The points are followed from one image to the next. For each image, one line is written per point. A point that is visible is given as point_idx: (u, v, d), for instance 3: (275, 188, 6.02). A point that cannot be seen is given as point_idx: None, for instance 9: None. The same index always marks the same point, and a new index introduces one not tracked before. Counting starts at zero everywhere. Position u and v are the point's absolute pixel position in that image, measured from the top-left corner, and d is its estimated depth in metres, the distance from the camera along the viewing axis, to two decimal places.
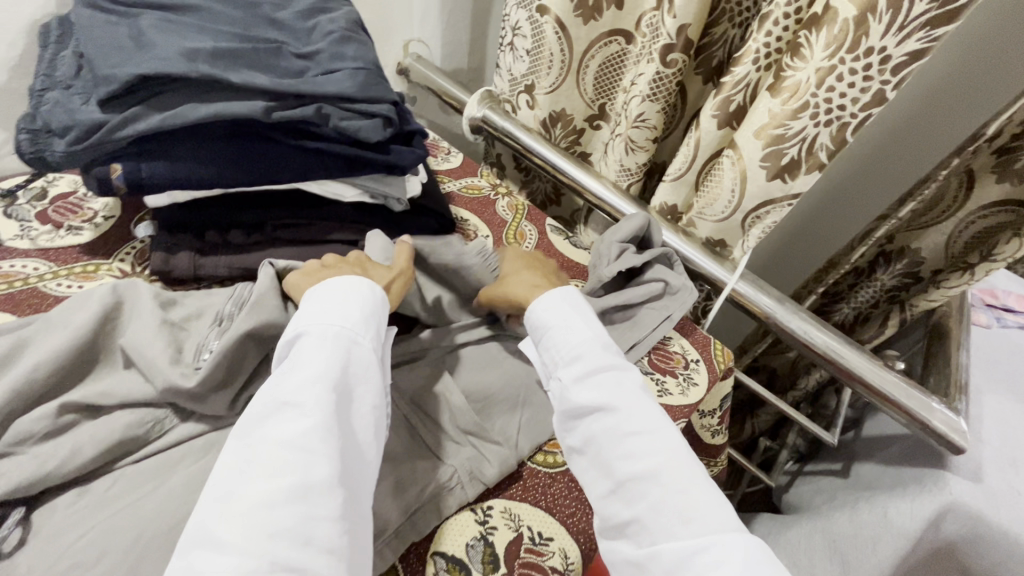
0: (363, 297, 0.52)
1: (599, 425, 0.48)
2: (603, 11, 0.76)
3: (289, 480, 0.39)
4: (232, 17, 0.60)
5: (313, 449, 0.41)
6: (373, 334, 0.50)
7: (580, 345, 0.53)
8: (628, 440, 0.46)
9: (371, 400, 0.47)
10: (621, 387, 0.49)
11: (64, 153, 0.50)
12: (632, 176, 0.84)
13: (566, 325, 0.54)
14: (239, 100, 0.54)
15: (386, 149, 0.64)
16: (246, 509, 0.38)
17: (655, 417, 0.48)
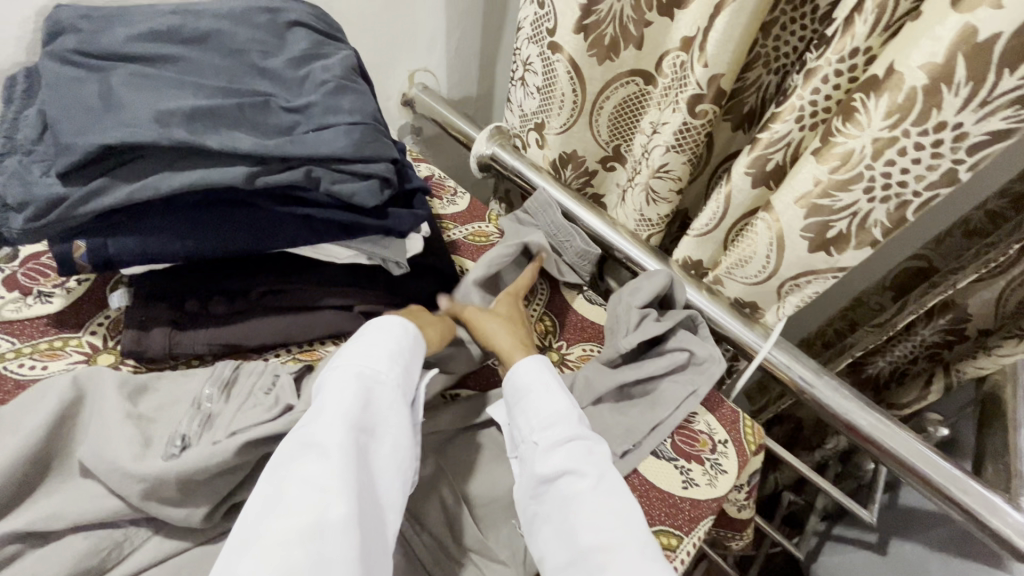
0: (397, 339, 0.51)
1: (563, 494, 0.44)
2: (621, 51, 0.69)
3: (307, 513, 0.36)
4: (216, 66, 0.54)
5: (332, 485, 0.38)
6: (398, 370, 0.49)
7: (552, 413, 0.49)
8: (586, 510, 0.43)
9: (392, 436, 0.44)
10: (588, 461, 0.46)
11: (21, 231, 0.45)
12: (653, 227, 0.77)
13: (532, 397, 0.51)
14: (217, 167, 0.48)
15: (383, 213, 0.58)
16: (266, 547, 0.35)
17: (623, 495, 0.44)
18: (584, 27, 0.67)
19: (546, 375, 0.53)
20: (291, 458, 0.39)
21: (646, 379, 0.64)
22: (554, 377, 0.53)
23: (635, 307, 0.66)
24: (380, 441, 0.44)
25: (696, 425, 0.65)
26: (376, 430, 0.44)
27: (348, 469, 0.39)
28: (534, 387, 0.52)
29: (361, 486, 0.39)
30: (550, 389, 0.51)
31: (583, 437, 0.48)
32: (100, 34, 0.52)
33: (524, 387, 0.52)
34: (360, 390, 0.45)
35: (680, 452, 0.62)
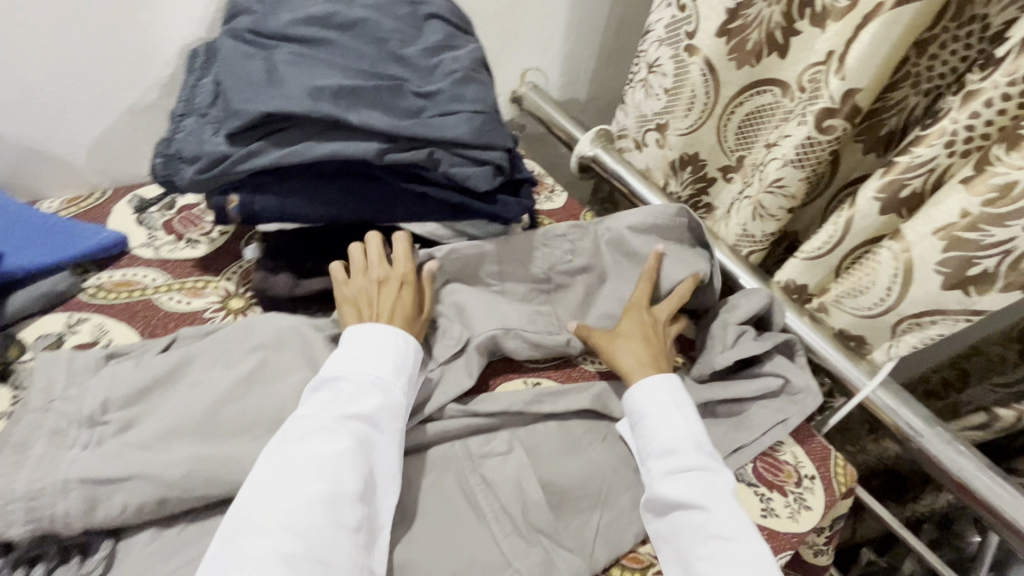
0: (397, 346, 0.51)
1: (686, 521, 0.47)
2: (763, 57, 0.69)
3: (329, 492, 0.41)
4: (360, 51, 0.59)
5: (343, 465, 0.43)
6: (406, 380, 0.50)
7: (674, 441, 0.51)
8: (714, 542, 0.46)
9: (398, 438, 0.48)
10: (711, 488, 0.48)
11: (190, 179, 0.52)
12: (756, 244, 0.75)
13: (658, 421, 0.52)
14: (356, 141, 0.53)
15: (492, 199, 0.61)
16: (284, 506, 0.40)
17: (745, 524, 0.47)
18: (727, 31, 0.68)
19: (681, 401, 0.54)
20: (304, 443, 0.44)
21: (734, 399, 0.62)
22: (688, 406, 0.54)
23: (733, 323, 0.63)
24: (391, 445, 0.47)
25: (782, 455, 0.61)
26: (388, 430, 0.47)
27: (357, 454, 0.44)
28: (661, 410, 0.53)
29: (368, 479, 0.44)
30: (679, 415, 0.52)
31: (708, 466, 0.50)
32: (270, 17, 0.58)
33: (644, 413, 0.53)
34: (374, 394, 0.47)
35: (763, 480, 0.59)
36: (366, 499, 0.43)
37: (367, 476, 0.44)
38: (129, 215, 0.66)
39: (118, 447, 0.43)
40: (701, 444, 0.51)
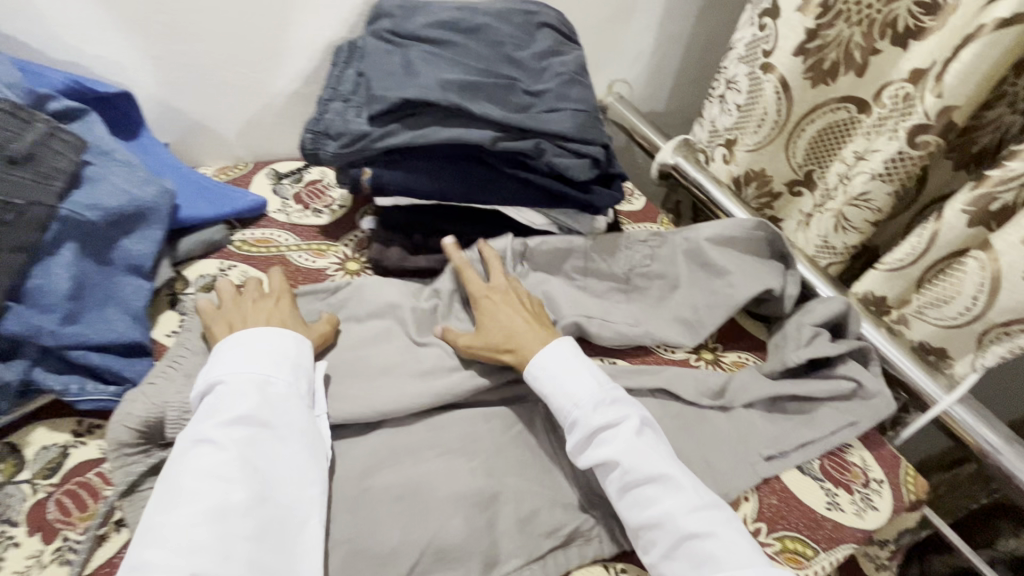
0: (281, 345, 0.49)
1: (615, 480, 0.48)
2: (839, 76, 0.72)
3: (220, 501, 0.39)
4: (480, 53, 0.67)
5: (229, 476, 0.41)
6: (291, 369, 0.48)
7: (581, 401, 0.51)
8: (644, 489, 0.47)
9: (297, 431, 0.46)
10: (620, 442, 0.49)
11: (332, 153, 0.61)
12: (836, 255, 0.77)
13: (556, 391, 0.52)
14: (475, 129, 0.61)
15: (587, 189, 0.67)
16: (167, 530, 0.38)
17: (660, 463, 0.48)
18: (805, 51, 0.72)
19: (572, 363, 0.54)
20: (185, 459, 0.42)
21: (804, 399, 0.64)
22: (580, 365, 0.54)
23: (808, 323, 0.66)
24: (290, 438, 0.45)
25: (849, 457, 0.62)
26: (280, 425, 0.45)
27: (243, 463, 0.42)
28: (564, 371, 0.53)
29: (265, 479, 0.42)
30: (575, 378, 0.53)
31: (614, 420, 0.50)
32: (407, 21, 0.67)
33: (546, 378, 0.53)
34: (256, 392, 0.45)
35: (829, 476, 0.60)
36: (269, 499, 0.42)
37: (262, 477, 0.42)
38: (267, 184, 0.76)
39: None
40: (600, 400, 0.51)
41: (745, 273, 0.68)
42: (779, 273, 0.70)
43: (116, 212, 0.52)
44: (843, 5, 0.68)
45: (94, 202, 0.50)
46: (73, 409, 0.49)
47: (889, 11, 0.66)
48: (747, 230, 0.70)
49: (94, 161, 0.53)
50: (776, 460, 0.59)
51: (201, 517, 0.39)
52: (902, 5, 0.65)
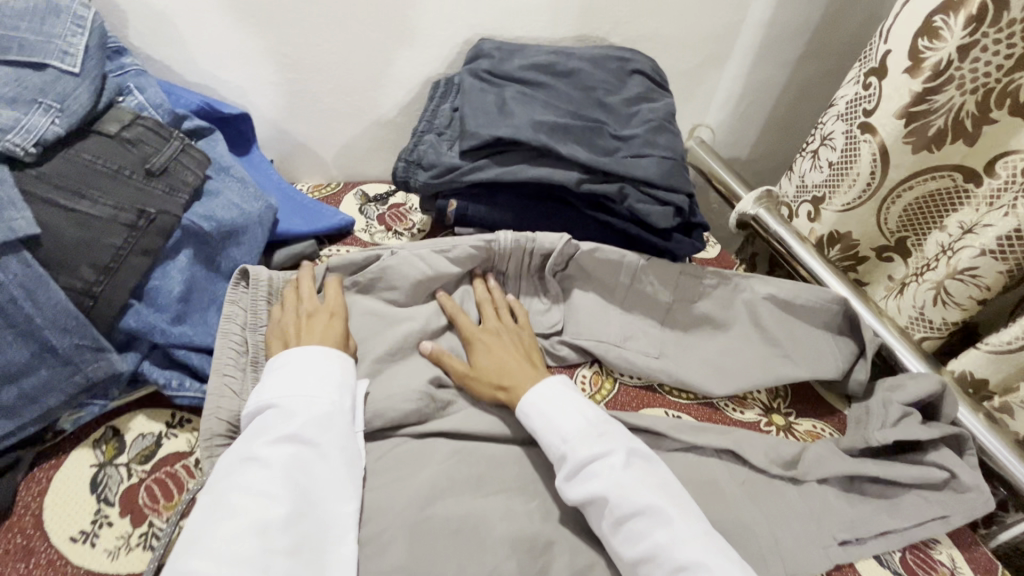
0: (328, 368, 0.50)
1: (606, 514, 0.47)
2: (946, 143, 0.66)
3: (266, 515, 0.40)
4: (571, 96, 0.68)
5: (272, 492, 0.41)
6: (338, 388, 0.49)
7: (569, 435, 0.51)
8: (635, 521, 0.45)
9: (339, 448, 0.46)
10: (607, 476, 0.47)
11: (422, 183, 0.64)
12: (933, 330, 0.72)
13: (545, 425, 0.52)
14: (562, 170, 0.62)
15: (667, 237, 0.66)
16: (212, 539, 0.38)
17: (649, 493, 0.47)
18: (909, 114, 0.66)
19: (561, 396, 0.54)
20: (235, 473, 0.42)
21: (887, 482, 0.59)
22: (572, 398, 0.54)
23: (897, 402, 0.61)
24: (332, 455, 0.46)
25: (935, 554, 0.57)
26: (326, 443, 0.46)
27: (286, 480, 0.42)
28: (552, 408, 0.53)
29: (304, 495, 0.43)
30: (562, 412, 0.52)
31: (599, 452, 0.49)
32: (505, 63, 0.70)
33: (536, 414, 0.53)
34: (304, 412, 0.46)
35: (910, 572, 0.55)
36: (309, 515, 0.42)
37: (303, 493, 0.43)
38: (355, 204, 0.80)
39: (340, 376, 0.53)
40: (586, 432, 0.51)
41: (806, 345, 0.68)
42: (848, 357, 0.68)
43: (228, 225, 0.56)
44: (956, 71, 0.61)
45: (210, 214, 0.55)
46: (171, 401, 0.52)
47: (1010, 80, 0.60)
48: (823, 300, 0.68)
49: (213, 177, 0.59)
50: (850, 546, 0.55)
51: (248, 529, 0.39)
52: None
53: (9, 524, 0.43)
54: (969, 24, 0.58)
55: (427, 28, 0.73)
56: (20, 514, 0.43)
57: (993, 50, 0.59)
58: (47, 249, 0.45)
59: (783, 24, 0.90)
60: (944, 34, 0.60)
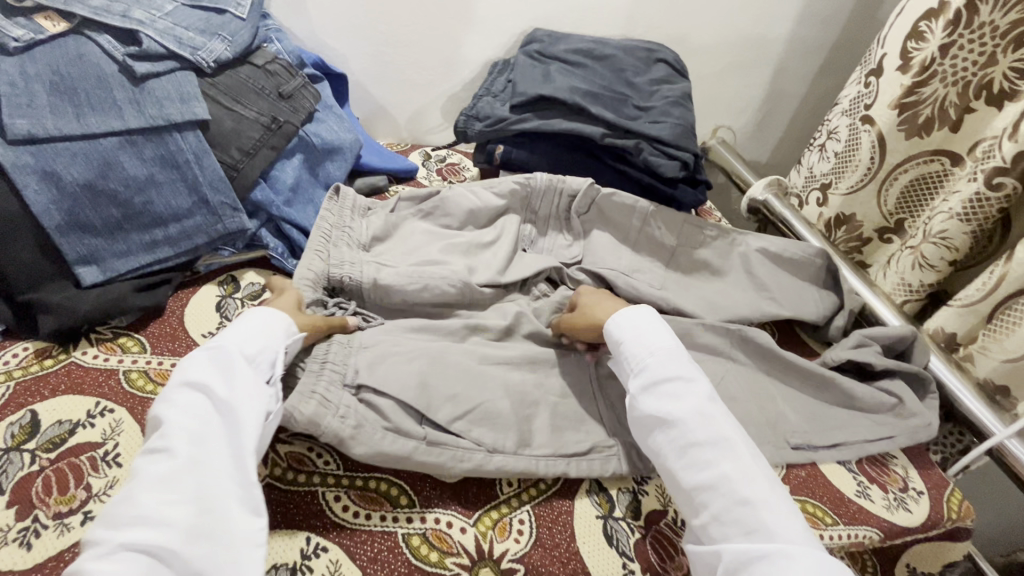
0: (253, 320, 0.50)
1: (669, 437, 0.51)
2: (934, 130, 0.78)
3: (156, 470, 0.39)
4: (604, 74, 0.84)
5: (170, 443, 0.40)
6: (254, 340, 0.48)
7: (655, 358, 0.55)
8: (698, 450, 0.49)
9: (243, 396, 0.44)
10: (687, 399, 0.51)
11: (477, 131, 0.80)
12: (912, 293, 0.81)
13: (633, 342, 0.56)
14: (590, 125, 0.77)
15: (674, 186, 0.80)
16: (115, 502, 0.38)
17: (724, 427, 0.50)
18: (901, 104, 0.79)
19: (656, 326, 0.58)
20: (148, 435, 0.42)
21: (845, 399, 0.67)
22: (663, 332, 0.57)
23: (858, 333, 0.71)
24: (234, 405, 0.43)
25: (891, 463, 0.65)
26: (228, 386, 0.44)
27: (187, 428, 0.41)
28: (641, 338, 0.57)
29: (207, 440, 0.41)
30: (653, 336, 0.57)
31: (682, 377, 0.53)
32: (552, 46, 0.86)
33: (626, 338, 0.57)
34: (210, 363, 0.45)
35: (865, 473, 0.64)
36: (205, 459, 0.40)
37: (205, 439, 0.41)
38: (419, 159, 0.96)
39: (399, 257, 0.67)
40: (673, 359, 0.54)
41: (792, 288, 0.78)
42: (830, 308, 0.78)
43: (330, 144, 0.73)
44: (939, 66, 0.75)
45: (318, 132, 0.73)
46: (272, 265, 0.68)
47: (985, 74, 0.73)
48: (806, 254, 0.79)
49: (320, 111, 0.75)
50: (803, 451, 0.63)
51: (136, 485, 0.38)
52: (998, 70, 0.72)
53: (160, 319, 0.59)
54: (947, 27, 0.72)
55: (493, 20, 0.91)
56: (169, 315, 0.59)
57: (969, 48, 0.72)
58: (211, 133, 0.62)
59: (798, 40, 1.04)
60: (927, 36, 0.75)
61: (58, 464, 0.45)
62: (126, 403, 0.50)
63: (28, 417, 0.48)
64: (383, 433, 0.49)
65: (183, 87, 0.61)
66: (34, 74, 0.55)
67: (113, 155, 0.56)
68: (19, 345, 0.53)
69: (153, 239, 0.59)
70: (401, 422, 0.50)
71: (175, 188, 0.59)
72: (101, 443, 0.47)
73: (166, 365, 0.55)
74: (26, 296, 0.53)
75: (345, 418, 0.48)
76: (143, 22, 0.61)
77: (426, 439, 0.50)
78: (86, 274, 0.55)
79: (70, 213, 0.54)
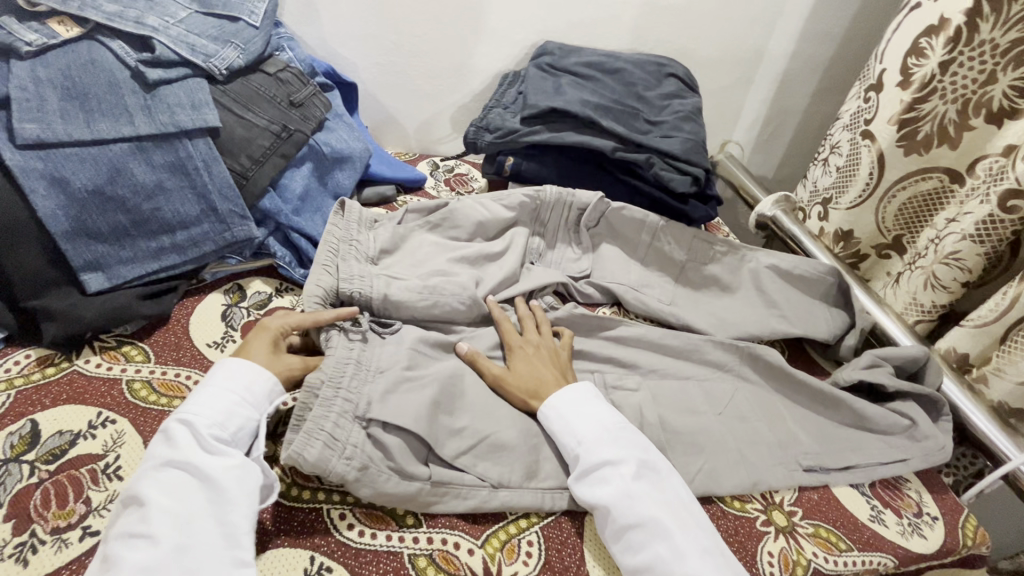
0: (229, 383, 0.48)
1: (607, 524, 0.49)
2: (933, 147, 0.77)
3: (139, 558, 0.38)
4: (615, 88, 0.83)
5: (150, 530, 0.39)
6: (234, 408, 0.47)
7: (588, 439, 0.52)
8: (634, 534, 0.47)
9: (230, 471, 0.43)
10: (616, 484, 0.49)
11: (488, 142, 0.80)
12: (924, 313, 0.80)
13: (563, 430, 0.54)
14: (601, 138, 0.76)
15: (685, 201, 0.80)
16: None
17: (654, 508, 0.48)
18: (901, 120, 0.79)
19: (588, 401, 0.55)
20: (120, 514, 0.41)
21: (859, 421, 0.66)
22: (593, 405, 0.55)
23: (869, 353, 0.70)
24: (223, 483, 0.42)
25: (904, 487, 0.64)
26: (208, 465, 0.43)
27: (167, 513, 0.40)
28: (574, 418, 0.54)
29: (188, 525, 0.40)
30: (582, 417, 0.54)
31: (609, 459, 0.50)
32: (564, 59, 0.86)
33: (558, 418, 0.54)
34: (188, 440, 0.44)
35: (879, 497, 0.62)
36: (191, 544, 0.39)
37: (187, 524, 0.40)
38: (428, 169, 0.95)
39: (407, 268, 0.66)
40: (607, 437, 0.52)
41: (802, 306, 0.77)
42: (841, 326, 0.77)
43: (339, 152, 0.73)
44: (939, 83, 0.75)
45: (328, 141, 0.72)
46: (280, 274, 0.67)
47: (984, 92, 0.72)
48: (816, 272, 0.79)
49: (331, 119, 0.75)
50: (815, 473, 0.62)
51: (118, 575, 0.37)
52: (998, 87, 0.70)
53: (166, 327, 0.58)
54: (948, 44, 0.72)
55: (504, 31, 0.91)
56: (174, 323, 0.58)
57: (968, 66, 0.72)
58: (222, 141, 0.62)
59: (808, 56, 1.05)
60: (927, 53, 0.75)
61: (57, 477, 0.44)
62: (128, 414, 0.49)
63: (28, 426, 0.47)
64: (388, 474, 0.47)
65: (195, 94, 0.60)
66: (45, 79, 0.55)
67: (122, 161, 0.56)
68: (21, 351, 0.52)
69: (160, 246, 0.58)
70: (404, 461, 0.48)
71: (183, 195, 0.59)
72: (102, 455, 0.46)
73: (169, 375, 0.54)
74: (30, 301, 0.52)
75: (350, 461, 0.46)
76: (156, 28, 0.61)
77: (431, 479, 0.48)
78: (91, 280, 0.54)
79: (77, 220, 0.53)
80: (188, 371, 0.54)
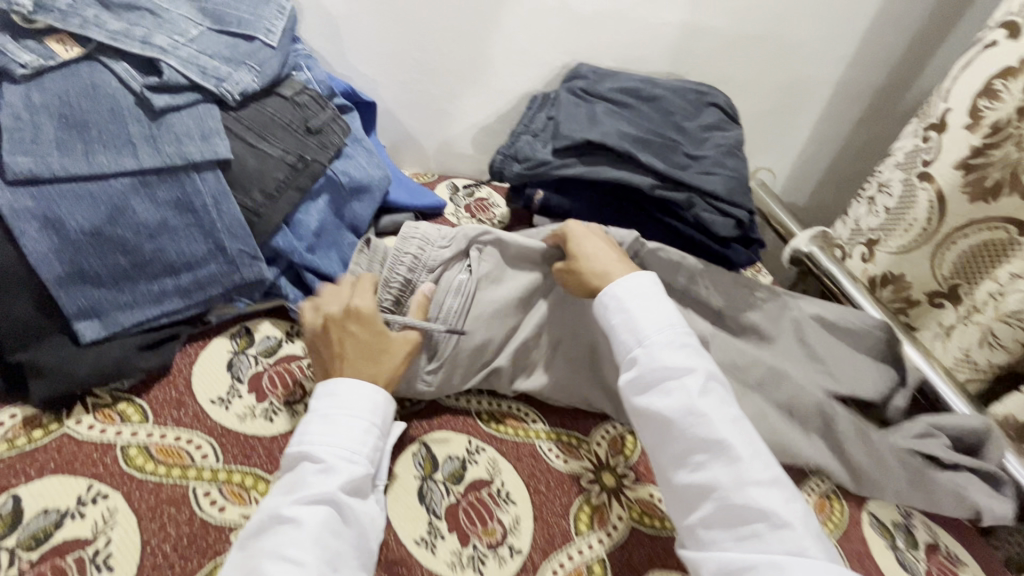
0: (370, 411, 0.49)
1: (664, 434, 0.50)
2: (1002, 195, 0.72)
3: None
4: (652, 117, 0.78)
5: (303, 558, 0.41)
6: (374, 441, 0.48)
7: (655, 339, 0.53)
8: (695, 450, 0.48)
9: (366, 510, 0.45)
10: (679, 395, 0.50)
11: (516, 174, 0.74)
12: (977, 371, 0.79)
13: (624, 325, 0.55)
14: (639, 175, 0.71)
15: (727, 245, 0.74)
16: None
17: (721, 429, 0.48)
18: (968, 165, 0.74)
19: (649, 294, 0.56)
20: (266, 533, 0.42)
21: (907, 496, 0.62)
22: (658, 299, 0.56)
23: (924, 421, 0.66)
24: (361, 522, 0.45)
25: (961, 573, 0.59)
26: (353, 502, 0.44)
27: (319, 543, 0.42)
28: (639, 312, 0.55)
29: (332, 558, 0.42)
30: (650, 313, 0.55)
31: (676, 368, 0.51)
32: (598, 84, 0.81)
33: (620, 310, 0.55)
34: (339, 467, 0.45)
35: None
36: None
37: (331, 556, 0.42)
38: (446, 193, 0.90)
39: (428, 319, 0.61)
40: (671, 344, 0.52)
41: (849, 361, 0.72)
42: (890, 385, 0.72)
43: (358, 181, 0.67)
44: (1014, 129, 0.70)
45: (346, 170, 0.66)
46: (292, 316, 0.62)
47: None
48: (864, 325, 0.73)
49: (348, 144, 0.69)
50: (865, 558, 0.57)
51: None
52: None
53: (166, 380, 0.52)
54: None
55: (533, 51, 0.86)
56: (175, 375, 0.53)
57: None
58: (234, 174, 0.57)
59: (851, 83, 0.99)
60: (1002, 95, 0.70)
61: (41, 568, 0.40)
62: (122, 487, 0.45)
63: (10, 503, 0.42)
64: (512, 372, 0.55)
65: (204, 122, 0.55)
66: (42, 105, 0.50)
67: (123, 198, 0.50)
68: (6, 410, 0.47)
69: (163, 289, 0.53)
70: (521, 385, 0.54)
71: (190, 234, 0.53)
72: (92, 540, 0.42)
73: (169, 439, 0.49)
74: (18, 355, 0.47)
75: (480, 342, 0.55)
76: (165, 49, 0.56)
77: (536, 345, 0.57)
78: (86, 329, 0.49)
79: (72, 264, 0.48)
80: (190, 435, 0.49)
